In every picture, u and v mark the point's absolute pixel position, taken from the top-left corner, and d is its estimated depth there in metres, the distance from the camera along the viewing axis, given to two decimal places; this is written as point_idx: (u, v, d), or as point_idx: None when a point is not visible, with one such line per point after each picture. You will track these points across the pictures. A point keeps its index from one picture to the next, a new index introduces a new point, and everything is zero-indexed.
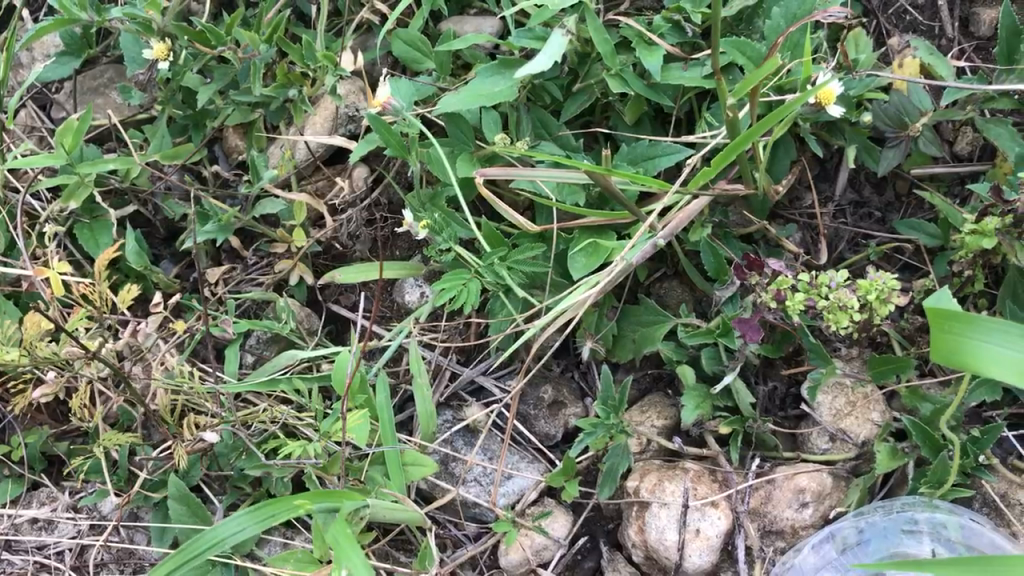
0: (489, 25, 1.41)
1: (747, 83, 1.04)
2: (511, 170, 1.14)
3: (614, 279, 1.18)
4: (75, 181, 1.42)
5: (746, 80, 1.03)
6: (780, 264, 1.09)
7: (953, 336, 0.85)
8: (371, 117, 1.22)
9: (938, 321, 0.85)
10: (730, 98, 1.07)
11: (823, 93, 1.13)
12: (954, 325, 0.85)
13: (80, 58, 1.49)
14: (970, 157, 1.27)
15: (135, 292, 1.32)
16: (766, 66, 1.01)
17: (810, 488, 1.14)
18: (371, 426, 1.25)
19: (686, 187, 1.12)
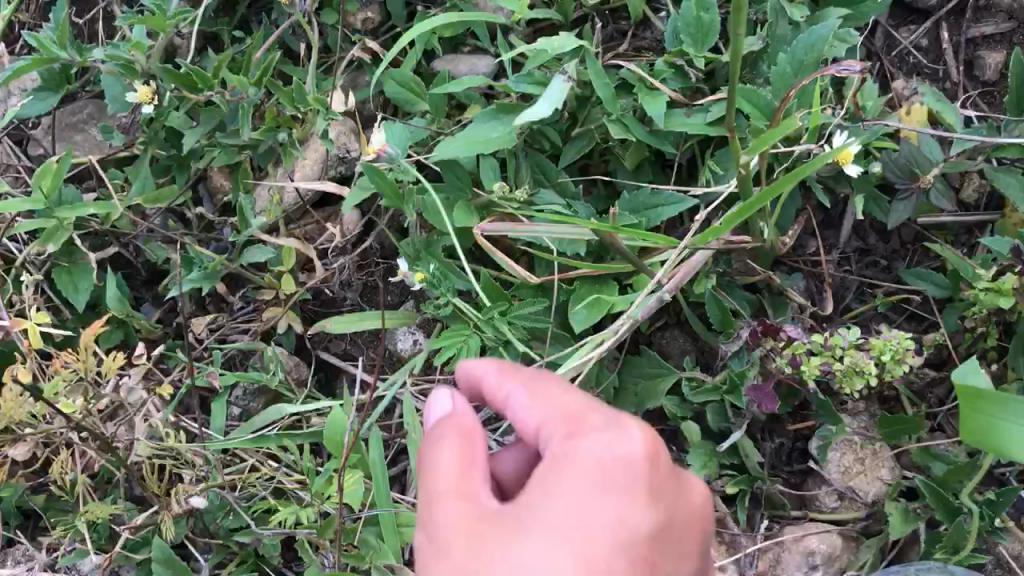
0: (484, 65, 1.38)
1: (761, 141, 0.97)
2: (518, 225, 1.10)
3: (621, 337, 1.16)
4: (53, 225, 1.36)
5: (760, 140, 0.97)
6: (796, 329, 1.06)
7: (980, 416, 0.84)
8: (364, 165, 1.17)
9: (964, 396, 0.84)
10: (746, 155, 1.01)
11: (842, 154, 1.11)
12: (975, 403, 0.84)
13: (60, 93, 1.43)
14: (978, 206, 1.24)
15: (122, 360, 1.23)
16: (783, 125, 0.96)
17: (820, 551, 1.12)
18: (364, 484, 1.22)
19: (694, 244, 1.07)
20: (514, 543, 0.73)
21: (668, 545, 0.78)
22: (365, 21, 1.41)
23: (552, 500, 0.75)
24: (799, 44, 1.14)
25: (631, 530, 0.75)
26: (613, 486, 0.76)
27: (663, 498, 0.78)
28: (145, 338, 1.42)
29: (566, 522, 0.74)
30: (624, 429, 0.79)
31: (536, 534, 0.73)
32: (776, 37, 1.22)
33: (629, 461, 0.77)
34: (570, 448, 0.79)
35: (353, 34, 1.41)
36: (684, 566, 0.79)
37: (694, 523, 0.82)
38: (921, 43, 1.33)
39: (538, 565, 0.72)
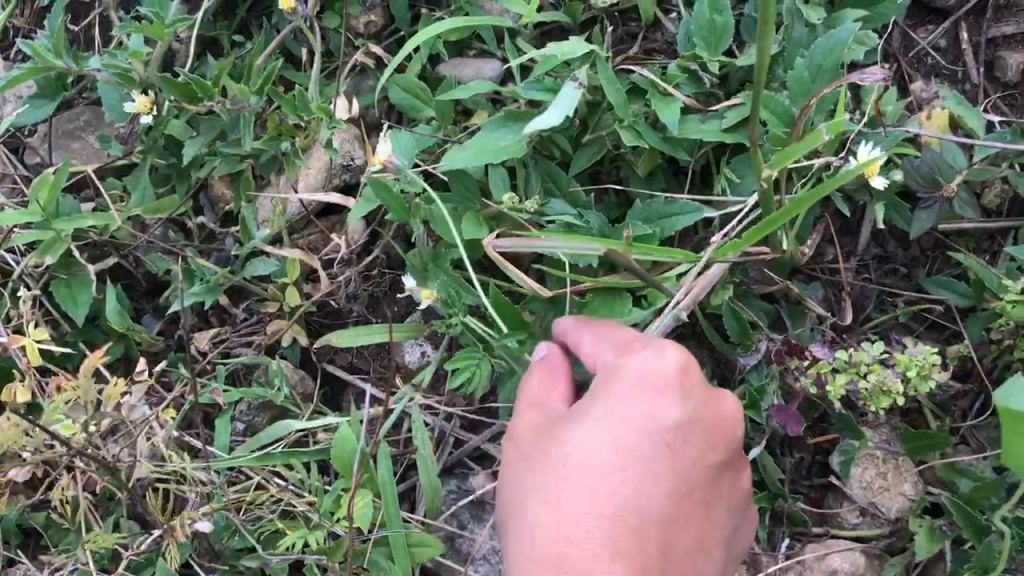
0: (491, 68, 1.34)
1: (784, 157, 0.95)
2: (532, 241, 1.04)
3: None
4: (51, 236, 1.33)
5: (782, 154, 0.95)
6: (822, 349, 1.05)
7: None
8: (369, 179, 1.14)
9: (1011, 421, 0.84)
10: (766, 168, 0.98)
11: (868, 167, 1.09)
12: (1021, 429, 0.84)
13: (56, 100, 1.39)
14: (1000, 212, 1.21)
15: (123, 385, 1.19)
16: (805, 141, 0.95)
17: (843, 569, 1.09)
18: (373, 504, 1.18)
19: (713, 258, 1.04)
20: (567, 438, 0.91)
21: (699, 437, 0.92)
22: (369, 24, 1.37)
23: (600, 404, 0.91)
24: (817, 48, 1.11)
25: (661, 428, 0.90)
26: (650, 394, 0.91)
27: (693, 400, 0.92)
28: (146, 352, 1.38)
29: (607, 423, 0.90)
30: (661, 348, 0.93)
31: (586, 432, 0.90)
32: (792, 41, 1.19)
33: (663, 373, 0.91)
34: (619, 362, 0.94)
35: (356, 38, 1.38)
36: (712, 457, 0.94)
37: (728, 423, 0.95)
38: (939, 43, 1.30)
39: (584, 459, 0.89)
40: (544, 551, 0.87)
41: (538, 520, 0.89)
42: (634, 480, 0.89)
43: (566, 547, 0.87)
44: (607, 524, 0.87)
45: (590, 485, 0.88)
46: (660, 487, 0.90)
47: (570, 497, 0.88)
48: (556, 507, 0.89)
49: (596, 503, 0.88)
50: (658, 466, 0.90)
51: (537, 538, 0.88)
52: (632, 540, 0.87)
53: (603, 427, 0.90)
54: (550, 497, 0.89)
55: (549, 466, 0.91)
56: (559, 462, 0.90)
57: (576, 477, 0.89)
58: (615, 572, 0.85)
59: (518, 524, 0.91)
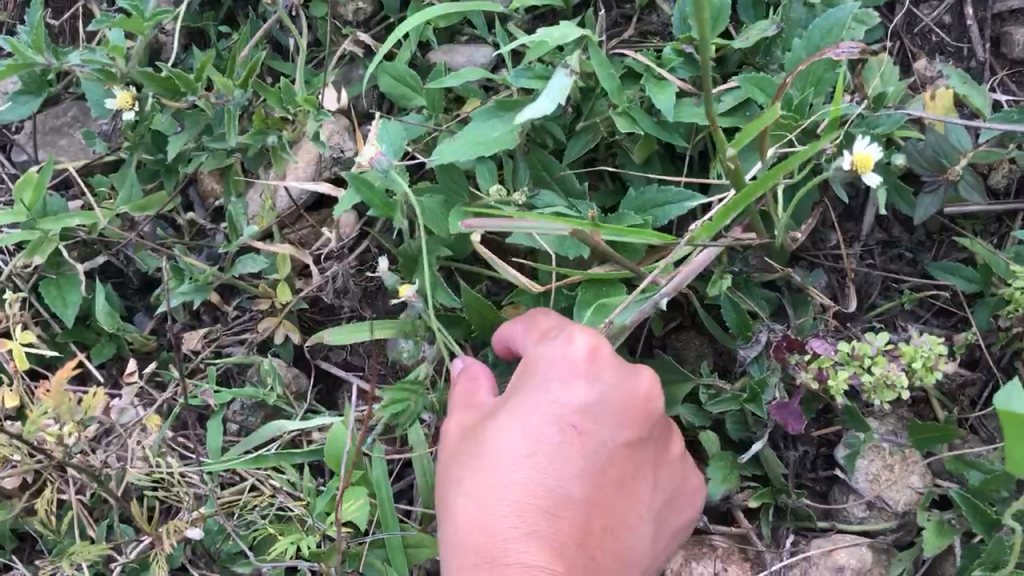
0: (482, 55, 1.31)
1: (753, 127, 0.92)
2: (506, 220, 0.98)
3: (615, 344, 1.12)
4: (37, 237, 1.30)
5: (749, 127, 0.92)
6: (822, 343, 1.01)
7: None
8: (349, 175, 1.12)
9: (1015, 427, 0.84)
10: (728, 149, 0.96)
11: (861, 159, 1.03)
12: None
13: (41, 97, 1.36)
14: (1007, 192, 1.17)
15: (103, 395, 1.13)
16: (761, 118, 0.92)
17: (849, 566, 1.06)
18: (369, 504, 1.16)
19: (691, 242, 1.02)
20: (484, 431, 0.98)
21: (609, 417, 0.97)
22: (357, 11, 1.33)
23: (514, 398, 0.99)
24: (813, 30, 1.08)
25: (568, 410, 0.96)
26: (558, 380, 0.98)
27: (602, 380, 0.98)
28: (139, 351, 1.36)
29: (520, 413, 0.97)
30: (570, 336, 0.99)
31: (501, 421, 0.97)
32: (791, 21, 1.15)
33: (569, 357, 0.98)
34: (534, 355, 1.01)
35: (344, 26, 1.34)
36: (628, 434, 0.98)
37: (644, 401, 0.98)
38: (944, 19, 1.25)
39: (499, 448, 0.95)
40: (466, 538, 0.93)
41: (462, 512, 0.95)
42: (545, 462, 0.94)
43: (483, 530, 0.92)
44: (520, 506, 0.93)
45: (504, 472, 0.94)
46: (572, 466, 0.95)
47: (486, 488, 0.94)
48: (476, 496, 0.95)
49: (509, 487, 0.94)
50: (567, 447, 0.95)
51: (462, 526, 0.94)
52: (544, 519, 0.92)
53: (515, 416, 0.97)
54: (472, 488, 0.96)
55: (471, 459, 0.97)
56: (478, 453, 0.97)
57: (491, 468, 0.95)
58: (526, 549, 0.90)
59: (452, 517, 0.97)
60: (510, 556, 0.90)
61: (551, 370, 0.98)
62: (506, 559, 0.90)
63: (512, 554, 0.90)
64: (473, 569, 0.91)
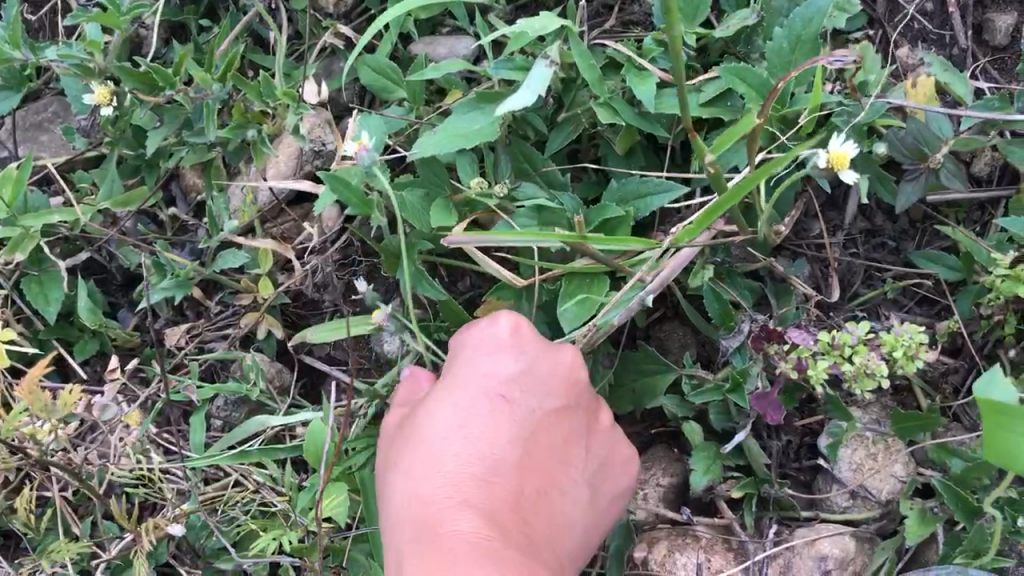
0: (463, 46, 1.30)
1: (726, 139, 0.95)
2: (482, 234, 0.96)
3: (597, 338, 1.11)
4: (18, 234, 1.29)
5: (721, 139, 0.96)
6: (802, 333, 1.01)
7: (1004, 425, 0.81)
8: (325, 175, 1.08)
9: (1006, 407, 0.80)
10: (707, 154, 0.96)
11: (837, 158, 1.00)
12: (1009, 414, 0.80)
13: (21, 93, 1.35)
14: (990, 180, 1.17)
15: (80, 391, 1.11)
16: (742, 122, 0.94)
17: (833, 555, 1.06)
18: (352, 498, 1.16)
19: (676, 243, 1.02)
20: (418, 419, 0.98)
21: (537, 386, 0.99)
22: (337, 3, 1.32)
23: (446, 383, 1.00)
24: (795, 18, 1.07)
25: (496, 382, 0.98)
26: (486, 358, 1.00)
27: (527, 353, 1.00)
28: (122, 347, 1.35)
29: (450, 392, 0.98)
30: (494, 317, 1.03)
31: (432, 405, 0.98)
32: (771, 10, 1.15)
33: (496, 337, 1.01)
34: (462, 345, 1.04)
35: (324, 18, 1.33)
36: (555, 403, 1.00)
37: (570, 370, 1.01)
38: (926, 7, 1.24)
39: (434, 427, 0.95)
40: (408, 518, 0.90)
41: (403, 497, 0.93)
42: (477, 433, 0.95)
43: (421, 506, 0.89)
44: (453, 475, 0.92)
45: (436, 446, 0.94)
46: (502, 431, 0.95)
47: (421, 464, 0.93)
48: (414, 477, 0.93)
49: (444, 460, 0.93)
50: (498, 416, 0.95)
51: (403, 509, 0.92)
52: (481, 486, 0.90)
53: (447, 396, 0.97)
54: (409, 471, 0.94)
55: (409, 446, 0.97)
56: (414, 439, 0.97)
57: (424, 446, 0.95)
58: (466, 515, 0.87)
59: (393, 509, 0.94)
60: (449, 523, 0.87)
61: (476, 352, 1.01)
62: (448, 525, 0.86)
63: (454, 520, 0.87)
64: (412, 538, 0.88)
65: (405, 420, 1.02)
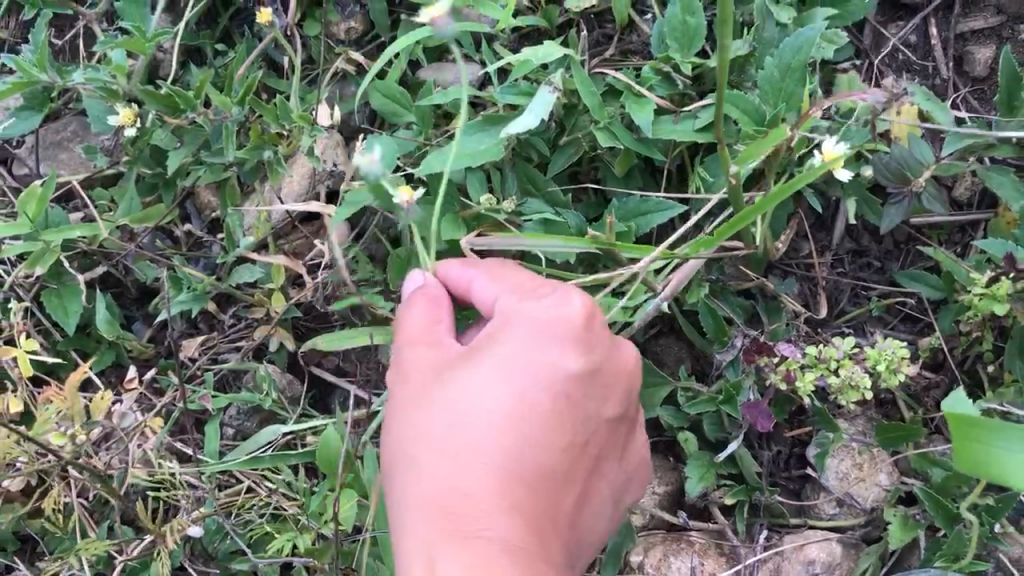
0: (469, 72, 1.36)
1: (751, 152, 1.07)
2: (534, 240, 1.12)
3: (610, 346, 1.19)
4: (40, 248, 1.34)
5: (748, 149, 1.07)
6: (791, 348, 1.08)
7: (974, 444, 0.89)
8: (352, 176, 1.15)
9: (960, 426, 0.89)
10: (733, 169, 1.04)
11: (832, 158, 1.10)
12: (970, 431, 0.88)
13: (43, 113, 1.40)
14: (969, 204, 1.23)
15: (110, 400, 1.21)
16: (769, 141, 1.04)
17: (820, 559, 1.12)
18: (361, 504, 1.21)
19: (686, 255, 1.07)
20: (458, 384, 0.92)
21: (595, 387, 0.97)
22: (349, 30, 1.39)
23: (500, 349, 0.94)
24: (786, 48, 1.14)
25: (559, 375, 0.94)
26: (550, 342, 0.94)
27: (593, 349, 0.96)
28: (137, 359, 1.40)
29: (507, 369, 0.92)
30: (567, 296, 0.97)
31: (484, 376, 0.92)
32: (763, 41, 1.21)
33: (565, 325, 0.95)
34: (513, 310, 0.96)
35: (336, 45, 1.40)
36: (605, 408, 0.98)
37: (625, 373, 1.00)
38: (910, 39, 1.31)
39: (483, 406, 0.91)
40: (442, 498, 0.88)
41: (434, 473, 0.89)
42: (532, 429, 0.91)
43: (466, 500, 0.87)
44: (503, 472, 0.89)
45: (488, 430, 0.90)
46: (557, 434, 0.93)
47: (469, 446, 0.89)
48: (454, 457, 0.89)
49: (493, 452, 0.89)
50: (555, 416, 0.93)
51: (436, 486, 0.88)
52: (527, 490, 0.90)
53: (503, 374, 0.92)
54: (448, 447, 0.90)
55: (442, 409, 0.92)
56: (452, 408, 0.91)
57: (473, 424, 0.90)
58: (512, 525, 0.87)
59: (413, 472, 0.91)
60: (491, 531, 0.86)
61: (541, 326, 0.95)
62: (492, 534, 0.85)
63: (496, 525, 0.86)
64: (450, 529, 0.86)
65: (429, 369, 0.95)
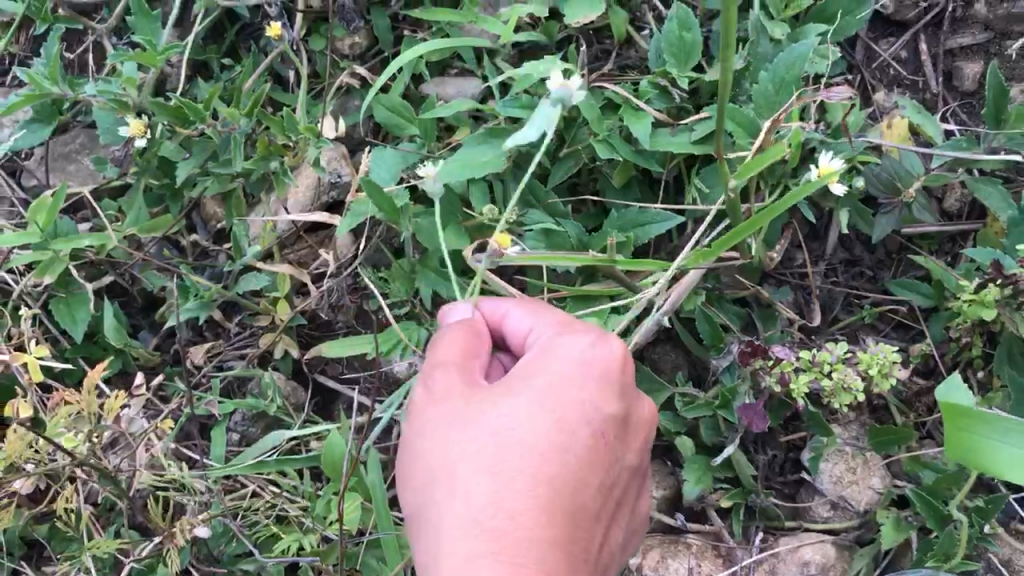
0: (471, 86, 1.40)
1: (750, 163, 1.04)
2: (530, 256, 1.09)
3: None
4: (49, 257, 1.37)
5: (749, 164, 1.07)
6: (785, 349, 1.10)
7: (966, 433, 0.92)
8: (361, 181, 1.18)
9: (953, 415, 0.92)
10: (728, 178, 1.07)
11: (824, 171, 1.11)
12: (963, 420, 0.92)
13: (52, 125, 1.43)
14: (960, 215, 1.26)
15: (125, 397, 1.21)
16: (770, 153, 1.05)
17: (814, 561, 1.15)
18: (365, 507, 1.24)
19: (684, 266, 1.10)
20: (501, 405, 0.91)
21: (627, 432, 0.97)
22: (353, 45, 1.42)
23: (542, 379, 0.93)
24: (778, 63, 1.17)
25: (599, 415, 0.93)
26: (591, 379, 0.94)
27: (629, 393, 0.96)
28: (143, 366, 1.43)
29: (550, 401, 0.92)
30: (606, 339, 0.96)
31: (525, 405, 0.91)
32: (757, 56, 1.24)
33: (604, 363, 0.94)
34: (552, 344, 0.96)
35: (341, 59, 1.43)
36: (631, 455, 0.98)
37: (649, 421, 1.01)
38: (901, 54, 1.35)
39: (527, 435, 0.90)
40: (485, 520, 0.86)
41: (474, 490, 0.88)
42: (571, 463, 0.90)
43: (509, 526, 0.86)
44: (543, 503, 0.88)
45: (531, 460, 0.89)
46: (593, 472, 0.92)
47: (510, 473, 0.88)
48: (497, 476, 0.88)
49: (535, 481, 0.88)
50: (592, 451, 0.92)
51: (476, 507, 0.87)
52: (565, 524, 0.89)
53: (546, 406, 0.91)
54: (490, 466, 0.89)
55: (482, 432, 0.90)
56: (494, 429, 0.90)
57: (516, 452, 0.89)
58: (550, 557, 0.86)
59: (450, 489, 0.89)
60: (530, 560, 0.85)
61: (583, 363, 0.94)
62: (533, 563, 0.84)
63: (536, 555, 0.85)
64: (492, 553, 0.84)
65: (467, 389, 0.94)
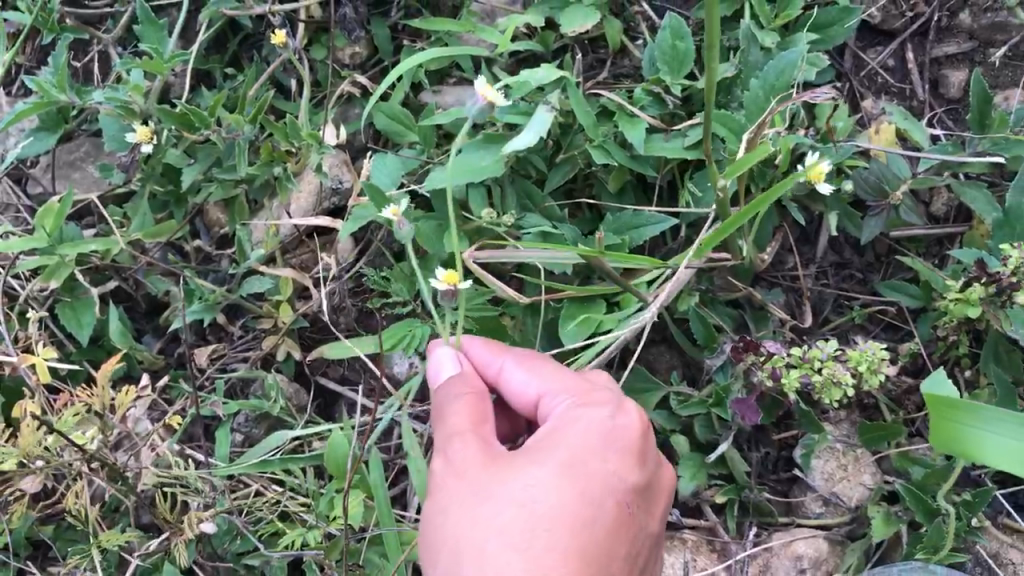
0: (469, 94, 1.43)
1: (736, 166, 1.07)
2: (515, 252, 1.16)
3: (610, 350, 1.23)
4: (55, 261, 1.39)
5: (736, 164, 1.07)
6: (778, 345, 1.13)
7: (950, 424, 0.95)
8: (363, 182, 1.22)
9: (936, 407, 0.95)
10: (720, 180, 1.09)
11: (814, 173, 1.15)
12: (946, 410, 0.95)
13: (57, 133, 1.47)
14: (947, 218, 1.29)
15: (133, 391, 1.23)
16: (754, 154, 1.06)
17: (807, 555, 1.18)
18: (367, 505, 1.26)
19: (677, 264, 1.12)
20: (525, 477, 0.91)
21: (647, 499, 0.97)
22: (354, 55, 1.45)
23: (563, 450, 0.93)
24: (768, 71, 1.21)
25: (621, 484, 0.94)
26: (611, 448, 0.95)
27: (647, 461, 0.98)
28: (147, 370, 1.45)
29: (573, 471, 0.92)
30: (623, 409, 0.98)
31: (549, 475, 0.91)
32: (748, 64, 1.27)
33: (624, 434, 0.96)
34: (571, 414, 0.97)
35: (342, 69, 1.46)
36: (652, 521, 0.99)
37: (666, 487, 1.02)
38: (888, 63, 1.38)
39: (554, 505, 0.89)
40: None
41: (505, 564, 0.86)
42: (599, 534, 0.90)
43: None
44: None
45: (560, 533, 0.88)
46: (618, 543, 0.92)
47: (541, 545, 0.87)
48: (527, 551, 0.87)
49: (566, 553, 0.87)
50: (616, 520, 0.92)
51: None
52: None
53: (570, 475, 0.91)
54: (519, 541, 0.87)
55: (507, 503, 0.89)
56: (519, 500, 0.89)
57: (545, 523, 0.88)
58: None
59: (479, 563, 0.87)
60: None
61: (601, 432, 0.95)
62: None
63: None
64: None
65: (486, 459, 0.93)
